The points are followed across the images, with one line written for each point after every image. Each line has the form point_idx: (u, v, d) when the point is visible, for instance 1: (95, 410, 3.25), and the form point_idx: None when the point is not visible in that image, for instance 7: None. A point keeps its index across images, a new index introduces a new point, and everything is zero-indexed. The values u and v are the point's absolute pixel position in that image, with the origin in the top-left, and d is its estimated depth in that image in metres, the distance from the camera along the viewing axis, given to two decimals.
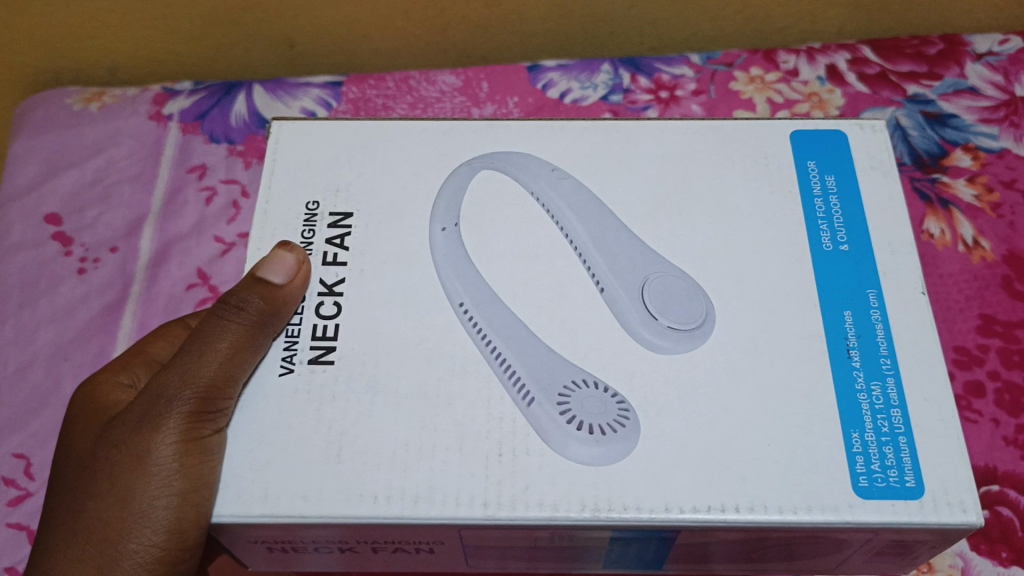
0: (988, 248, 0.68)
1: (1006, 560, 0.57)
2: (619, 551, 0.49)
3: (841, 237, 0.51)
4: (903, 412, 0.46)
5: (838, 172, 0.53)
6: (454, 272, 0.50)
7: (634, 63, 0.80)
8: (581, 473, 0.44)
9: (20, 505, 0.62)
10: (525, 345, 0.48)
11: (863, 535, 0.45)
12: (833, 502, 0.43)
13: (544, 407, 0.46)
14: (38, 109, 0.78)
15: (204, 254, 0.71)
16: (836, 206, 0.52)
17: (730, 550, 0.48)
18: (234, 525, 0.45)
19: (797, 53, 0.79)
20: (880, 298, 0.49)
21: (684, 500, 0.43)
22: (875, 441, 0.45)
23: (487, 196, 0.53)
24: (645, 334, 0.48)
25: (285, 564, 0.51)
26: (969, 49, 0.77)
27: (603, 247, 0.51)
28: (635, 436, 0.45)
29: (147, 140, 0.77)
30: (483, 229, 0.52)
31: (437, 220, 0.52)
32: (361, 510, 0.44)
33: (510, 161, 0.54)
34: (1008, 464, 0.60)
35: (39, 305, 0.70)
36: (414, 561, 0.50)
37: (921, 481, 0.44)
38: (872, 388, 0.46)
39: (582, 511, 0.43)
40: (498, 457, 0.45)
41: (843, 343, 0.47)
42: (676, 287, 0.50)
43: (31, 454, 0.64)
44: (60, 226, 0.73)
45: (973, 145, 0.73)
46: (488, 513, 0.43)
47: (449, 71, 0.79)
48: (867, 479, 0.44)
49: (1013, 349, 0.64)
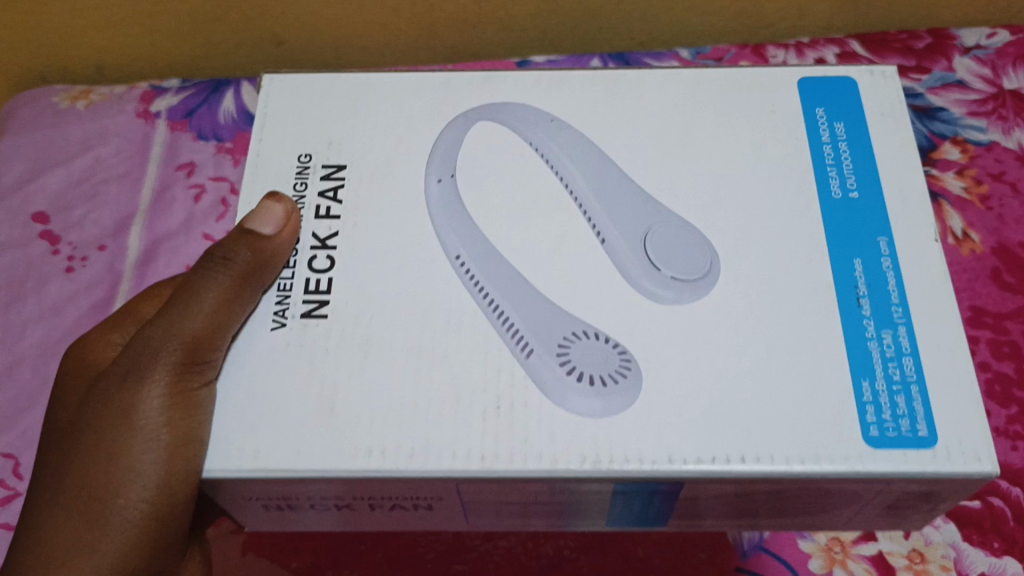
0: (978, 240, 0.68)
1: (998, 550, 0.55)
2: (620, 505, 0.48)
3: (849, 181, 0.50)
4: (915, 359, 0.45)
5: (847, 119, 0.53)
6: (449, 225, 0.50)
7: (623, 58, 0.80)
8: (581, 424, 0.44)
9: (8, 505, 0.61)
10: (525, 298, 0.48)
11: (876, 486, 0.44)
12: (842, 451, 0.43)
13: (543, 359, 0.46)
14: (23, 107, 0.78)
15: (193, 252, 0.71)
16: (844, 153, 0.51)
17: (728, 504, 0.48)
18: (229, 480, 0.44)
19: (786, 48, 0.79)
20: (891, 245, 0.48)
21: (688, 451, 0.43)
22: (887, 389, 0.44)
23: (484, 148, 0.53)
24: (648, 283, 0.48)
25: (282, 523, 0.50)
26: (957, 42, 0.78)
27: (603, 199, 0.51)
28: (636, 386, 0.44)
29: (135, 137, 0.76)
30: (480, 184, 0.51)
31: (430, 172, 0.52)
32: (356, 464, 0.43)
33: (508, 113, 0.54)
34: (1000, 455, 0.59)
35: (26, 304, 0.69)
36: (414, 519, 0.49)
37: (934, 430, 0.43)
38: (882, 335, 0.46)
39: (582, 463, 0.43)
40: (497, 410, 0.44)
41: (852, 292, 0.47)
42: (682, 239, 0.49)
43: (20, 453, 0.62)
44: (47, 225, 0.72)
45: (962, 138, 0.73)
46: (487, 465, 0.43)
47: (439, 67, 0.79)
48: (877, 428, 0.43)
49: (1003, 340, 0.64)
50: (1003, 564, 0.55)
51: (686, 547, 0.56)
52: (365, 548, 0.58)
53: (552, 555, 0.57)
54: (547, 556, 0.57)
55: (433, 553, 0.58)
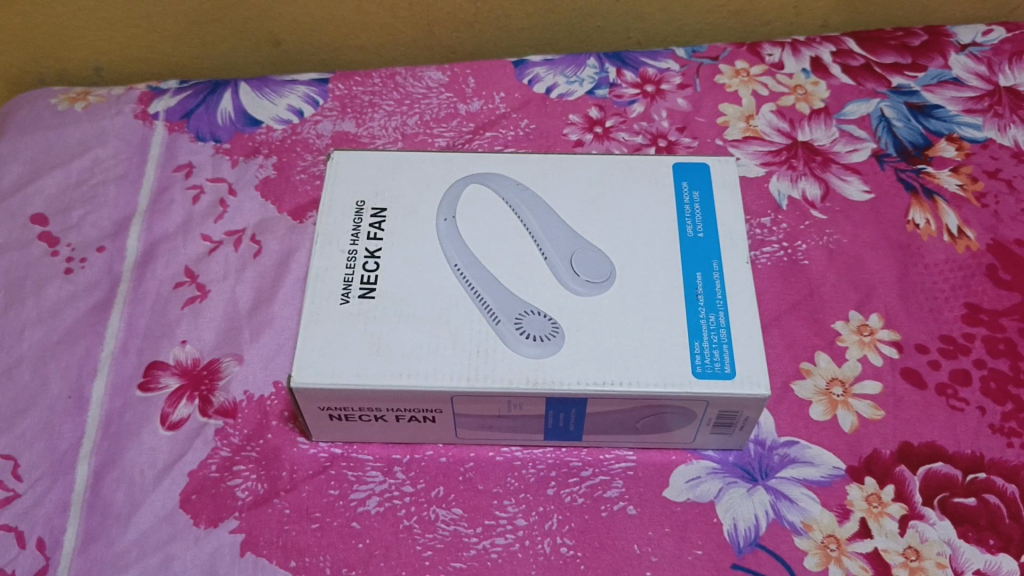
0: (973, 238, 0.68)
1: (993, 547, 0.55)
2: (560, 418, 0.57)
3: (698, 227, 0.60)
4: (728, 331, 0.55)
5: (703, 188, 0.62)
6: (451, 244, 0.60)
7: (619, 57, 0.80)
8: (528, 365, 0.54)
9: (7, 507, 0.58)
10: (491, 282, 0.58)
11: (698, 407, 0.55)
12: (674, 378, 0.54)
13: (504, 326, 0.56)
14: (22, 109, 0.78)
15: (192, 253, 0.69)
16: (696, 200, 0.62)
17: (646, 421, 0.57)
18: (314, 393, 0.55)
19: (782, 46, 0.80)
20: (722, 266, 0.58)
21: (592, 376, 0.54)
22: (709, 346, 0.55)
23: (474, 200, 0.62)
24: (568, 290, 0.57)
25: (347, 434, 0.59)
26: (953, 39, 0.79)
27: (547, 228, 0.61)
28: (561, 340, 0.55)
29: (133, 138, 0.75)
30: (472, 220, 0.61)
31: (440, 212, 0.62)
32: (374, 380, 0.54)
33: (489, 180, 0.63)
34: (995, 452, 0.59)
35: (25, 306, 0.66)
36: (421, 432, 0.59)
37: (735, 366, 0.54)
38: (710, 316, 0.56)
39: (525, 384, 0.54)
40: (476, 352, 0.55)
41: (693, 294, 0.57)
42: (594, 259, 0.58)
43: (19, 455, 0.60)
44: (46, 227, 0.71)
45: (958, 136, 0.74)
46: (470, 385, 0.54)
47: (436, 67, 0.79)
48: (701, 365, 0.54)
49: (998, 337, 0.63)
50: (998, 561, 0.55)
51: (682, 545, 0.56)
52: (363, 547, 0.56)
53: (550, 554, 0.56)
54: (545, 554, 0.56)
55: (430, 551, 0.56)
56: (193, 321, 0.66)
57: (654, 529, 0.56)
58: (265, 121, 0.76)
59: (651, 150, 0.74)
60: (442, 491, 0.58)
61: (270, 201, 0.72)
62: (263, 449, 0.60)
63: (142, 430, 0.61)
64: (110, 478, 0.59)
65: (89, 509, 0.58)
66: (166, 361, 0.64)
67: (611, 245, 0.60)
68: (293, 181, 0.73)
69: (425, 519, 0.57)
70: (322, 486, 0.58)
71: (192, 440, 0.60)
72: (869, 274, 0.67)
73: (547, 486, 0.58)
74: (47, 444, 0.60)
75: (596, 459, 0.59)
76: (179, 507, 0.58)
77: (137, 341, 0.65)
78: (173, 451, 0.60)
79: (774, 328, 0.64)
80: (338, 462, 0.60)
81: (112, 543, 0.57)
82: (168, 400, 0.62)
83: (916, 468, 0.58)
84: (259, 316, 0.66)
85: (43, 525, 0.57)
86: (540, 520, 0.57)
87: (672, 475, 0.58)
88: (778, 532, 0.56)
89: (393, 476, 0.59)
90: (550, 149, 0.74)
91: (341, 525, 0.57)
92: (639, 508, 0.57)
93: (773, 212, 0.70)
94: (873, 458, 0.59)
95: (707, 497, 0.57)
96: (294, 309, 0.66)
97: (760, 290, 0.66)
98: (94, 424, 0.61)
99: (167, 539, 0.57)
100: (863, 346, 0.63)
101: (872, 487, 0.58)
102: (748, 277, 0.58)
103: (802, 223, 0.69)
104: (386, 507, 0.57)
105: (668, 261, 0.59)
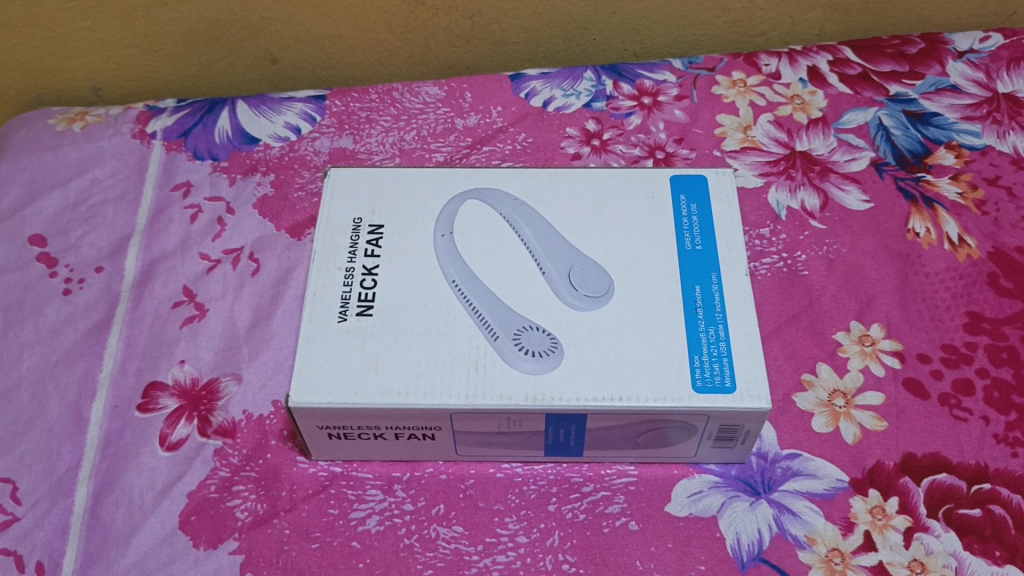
0: (973, 246, 0.68)
1: (999, 559, 0.55)
2: (560, 434, 0.56)
3: (696, 239, 0.60)
4: (727, 344, 0.55)
5: (702, 201, 0.62)
6: (449, 260, 0.60)
7: (615, 69, 0.80)
8: (527, 381, 0.54)
9: (6, 531, 0.58)
10: (489, 298, 0.58)
11: (699, 421, 0.54)
12: (677, 393, 0.53)
13: (503, 341, 0.55)
14: (20, 131, 0.78)
15: (190, 272, 0.69)
16: (694, 213, 0.62)
17: (647, 436, 0.56)
18: (312, 413, 0.54)
19: (778, 56, 0.80)
20: (720, 279, 0.58)
21: (591, 392, 0.54)
22: (709, 359, 0.55)
23: (471, 216, 0.62)
24: (565, 304, 0.57)
25: (345, 453, 0.59)
26: (950, 47, 0.79)
27: (544, 243, 0.61)
28: (560, 356, 0.55)
29: (130, 158, 0.75)
30: (469, 235, 0.61)
31: (437, 228, 0.61)
32: (373, 399, 0.54)
33: (486, 196, 0.63)
34: (999, 462, 0.58)
35: (23, 328, 0.66)
36: (421, 450, 0.58)
37: (735, 380, 0.54)
38: (710, 330, 0.56)
39: (525, 400, 0.53)
40: (475, 368, 0.55)
41: (692, 308, 0.57)
42: (591, 273, 0.58)
43: (17, 478, 0.60)
44: (44, 248, 0.70)
45: (956, 143, 0.73)
46: (469, 402, 0.53)
47: (432, 83, 0.79)
48: (701, 379, 0.54)
49: (1001, 346, 0.63)
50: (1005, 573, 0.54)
51: (685, 561, 0.55)
52: (363, 567, 0.56)
53: (552, 571, 0.55)
54: (547, 571, 0.55)
55: (431, 569, 0.55)
56: (192, 341, 0.65)
57: (657, 545, 0.56)
58: (263, 139, 0.76)
59: (649, 162, 0.74)
60: (442, 508, 0.58)
61: (268, 218, 0.72)
62: (263, 469, 0.60)
63: (141, 450, 0.61)
64: (109, 500, 0.59)
65: (89, 531, 0.57)
66: (164, 381, 0.64)
67: (608, 259, 0.60)
68: (291, 198, 0.73)
69: (425, 537, 0.57)
70: (321, 506, 0.58)
71: (191, 460, 0.60)
72: (869, 284, 0.66)
73: (549, 502, 0.58)
74: (45, 467, 0.60)
75: (597, 474, 0.59)
76: (178, 528, 0.57)
77: (136, 362, 0.65)
78: (172, 472, 0.60)
79: (774, 340, 0.64)
80: (337, 481, 0.59)
81: (111, 566, 0.56)
82: (167, 420, 0.62)
83: (919, 479, 0.58)
84: (258, 333, 0.65)
85: (42, 549, 0.57)
86: (541, 537, 0.56)
87: (674, 490, 0.58)
88: (782, 546, 0.56)
89: (393, 494, 0.58)
90: (547, 162, 0.74)
91: (341, 545, 0.56)
92: (641, 523, 0.57)
93: (772, 223, 0.70)
94: (877, 470, 0.58)
95: (709, 511, 0.57)
96: (292, 326, 0.66)
97: (761, 301, 0.66)
98: (92, 446, 0.61)
99: (167, 560, 0.56)
100: (865, 356, 0.63)
101: (876, 500, 0.57)
102: (746, 290, 0.58)
103: (800, 233, 0.69)
104: (386, 526, 0.57)
105: (666, 273, 0.59)
